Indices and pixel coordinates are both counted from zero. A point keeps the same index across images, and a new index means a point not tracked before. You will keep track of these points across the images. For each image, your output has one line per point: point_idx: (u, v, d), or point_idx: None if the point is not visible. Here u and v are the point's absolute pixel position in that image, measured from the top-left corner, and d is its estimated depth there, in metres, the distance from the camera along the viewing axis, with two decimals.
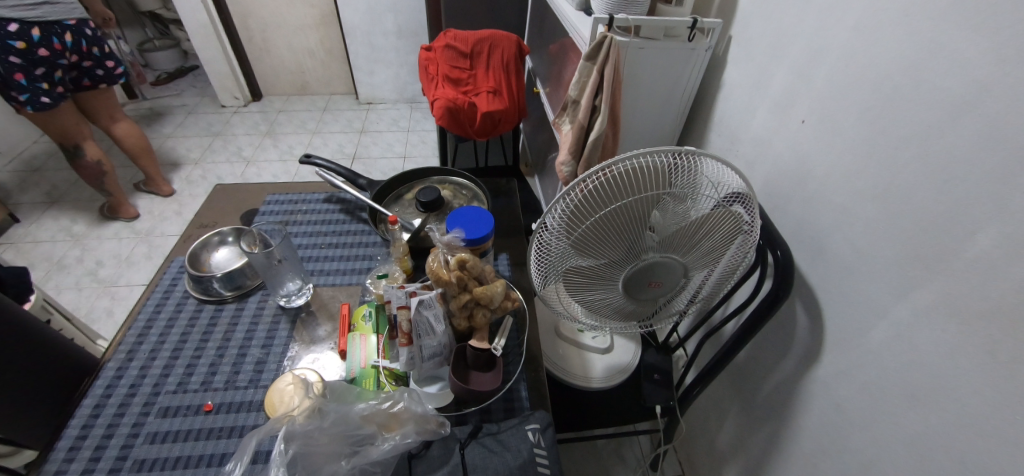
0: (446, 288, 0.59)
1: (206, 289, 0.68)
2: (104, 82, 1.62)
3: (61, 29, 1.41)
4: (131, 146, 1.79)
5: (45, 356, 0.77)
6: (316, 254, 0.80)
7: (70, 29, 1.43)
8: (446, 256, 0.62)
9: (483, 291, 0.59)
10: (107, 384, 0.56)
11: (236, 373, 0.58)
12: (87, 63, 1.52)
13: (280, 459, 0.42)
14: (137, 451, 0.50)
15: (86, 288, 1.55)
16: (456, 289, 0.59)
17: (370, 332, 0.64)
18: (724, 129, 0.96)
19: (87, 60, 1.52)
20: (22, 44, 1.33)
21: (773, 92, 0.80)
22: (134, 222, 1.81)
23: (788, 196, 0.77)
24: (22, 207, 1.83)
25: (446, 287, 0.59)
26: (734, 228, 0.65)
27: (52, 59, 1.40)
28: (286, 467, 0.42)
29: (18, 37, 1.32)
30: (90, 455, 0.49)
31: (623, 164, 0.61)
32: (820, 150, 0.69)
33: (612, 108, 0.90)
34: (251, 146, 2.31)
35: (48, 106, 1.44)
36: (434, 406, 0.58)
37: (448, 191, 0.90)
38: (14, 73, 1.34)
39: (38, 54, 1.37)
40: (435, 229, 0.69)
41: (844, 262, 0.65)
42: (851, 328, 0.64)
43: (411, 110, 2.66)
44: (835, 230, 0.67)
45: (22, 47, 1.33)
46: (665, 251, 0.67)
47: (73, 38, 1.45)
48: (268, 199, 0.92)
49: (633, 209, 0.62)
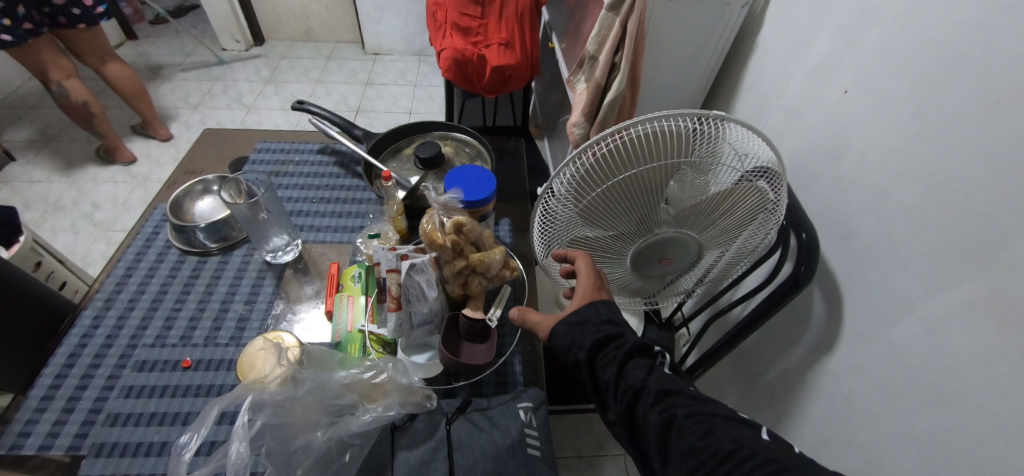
0: (440, 252, 0.56)
1: (189, 240, 0.67)
2: (83, 22, 1.49)
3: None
4: (125, 87, 1.71)
5: None
6: (307, 209, 0.76)
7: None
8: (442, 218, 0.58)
9: (479, 258, 0.56)
10: (83, 334, 0.56)
11: (216, 330, 0.58)
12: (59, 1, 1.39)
13: (242, 432, 0.41)
14: (111, 404, 0.50)
15: (83, 232, 1.53)
16: (450, 253, 0.56)
17: (358, 293, 0.62)
18: (753, 97, 0.88)
19: None
20: None
21: (813, 57, 0.72)
22: (132, 167, 1.76)
23: (818, 174, 0.71)
24: (18, 145, 1.79)
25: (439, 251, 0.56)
26: (758, 205, 0.58)
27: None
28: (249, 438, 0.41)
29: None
30: (62, 406, 0.51)
31: (639, 127, 0.55)
32: (859, 125, 0.62)
33: (632, 67, 0.83)
34: (252, 93, 2.22)
35: (7, 44, 1.32)
36: (422, 376, 0.56)
37: (450, 148, 0.84)
38: None
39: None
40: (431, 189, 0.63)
41: (874, 250, 0.60)
42: (872, 320, 0.59)
43: (420, 64, 2.53)
44: (867, 215, 0.61)
45: None
46: (679, 226, 0.62)
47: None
48: (259, 148, 0.87)
49: (647, 179, 0.57)
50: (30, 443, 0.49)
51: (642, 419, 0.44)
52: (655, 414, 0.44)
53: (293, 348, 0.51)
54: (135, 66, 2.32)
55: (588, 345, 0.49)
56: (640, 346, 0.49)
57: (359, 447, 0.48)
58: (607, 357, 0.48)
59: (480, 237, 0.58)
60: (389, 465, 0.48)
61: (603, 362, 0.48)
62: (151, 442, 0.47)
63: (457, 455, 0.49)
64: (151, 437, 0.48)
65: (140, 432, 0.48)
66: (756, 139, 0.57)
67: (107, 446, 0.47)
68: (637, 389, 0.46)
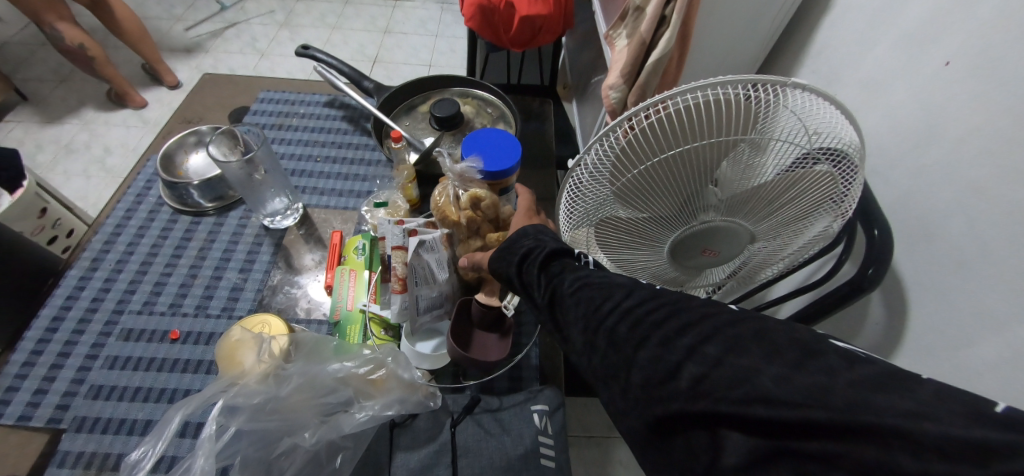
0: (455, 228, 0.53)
1: (182, 199, 0.63)
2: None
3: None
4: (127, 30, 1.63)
5: None
6: (311, 170, 0.71)
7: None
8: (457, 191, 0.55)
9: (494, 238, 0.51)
10: (67, 295, 0.55)
11: (209, 298, 0.56)
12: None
13: (210, 438, 0.39)
14: (94, 376, 0.49)
15: (95, 177, 1.51)
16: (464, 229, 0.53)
17: (361, 268, 0.57)
18: (824, 62, 0.75)
19: None
20: None
21: (909, 15, 0.59)
22: (143, 112, 1.72)
23: (896, 160, 0.60)
24: (31, 84, 1.76)
25: (454, 227, 0.54)
26: (826, 189, 0.49)
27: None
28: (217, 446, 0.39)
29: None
30: (44, 374, 0.51)
31: (689, 96, 0.46)
32: (958, 105, 0.51)
33: (683, 22, 0.71)
34: (266, 37, 2.11)
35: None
36: (428, 366, 0.50)
37: (469, 107, 0.75)
38: None
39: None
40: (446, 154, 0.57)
41: (958, 256, 0.50)
42: (943, 336, 0.51)
43: (442, 12, 2.35)
44: (953, 214, 0.52)
45: None
46: (728, 214, 0.53)
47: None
48: (262, 97, 0.80)
49: (695, 157, 0.48)
50: (11, 412, 0.49)
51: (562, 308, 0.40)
52: (568, 296, 0.40)
53: (277, 339, 0.46)
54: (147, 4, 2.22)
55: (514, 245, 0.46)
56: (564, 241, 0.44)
57: (352, 450, 0.46)
58: (527, 257, 0.45)
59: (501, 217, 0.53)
60: (386, 466, 0.46)
61: (529, 266, 0.44)
62: (134, 419, 0.47)
63: (462, 462, 0.47)
64: (135, 414, 0.47)
65: (124, 408, 0.47)
66: (832, 112, 0.46)
67: (87, 420, 0.46)
68: (555, 276, 0.42)
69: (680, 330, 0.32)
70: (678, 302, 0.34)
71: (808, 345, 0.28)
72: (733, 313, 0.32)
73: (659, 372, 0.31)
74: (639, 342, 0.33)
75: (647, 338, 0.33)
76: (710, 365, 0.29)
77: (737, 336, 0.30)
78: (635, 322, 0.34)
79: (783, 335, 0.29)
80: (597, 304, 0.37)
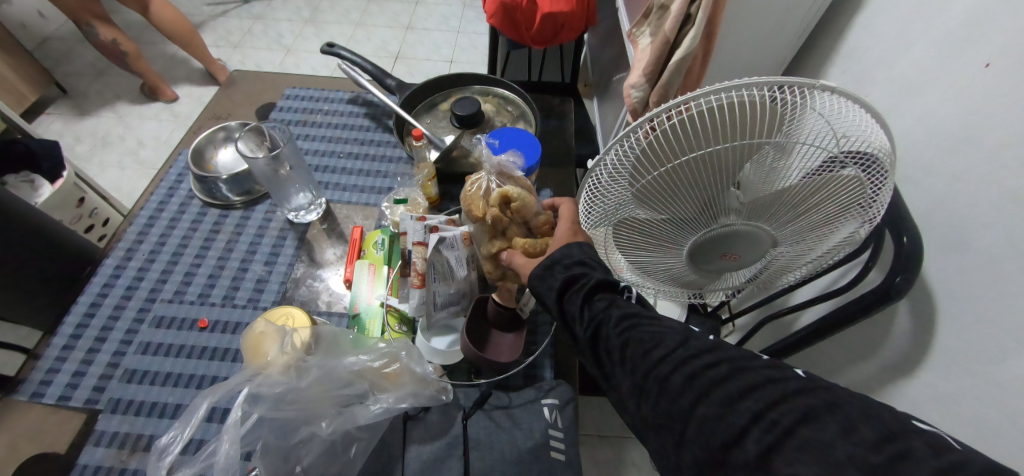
0: (480, 223, 0.52)
1: (212, 193, 0.65)
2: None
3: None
4: (172, 29, 1.66)
5: None
6: (334, 166, 0.73)
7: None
8: (490, 184, 0.53)
9: (521, 244, 0.50)
10: (104, 283, 0.58)
11: (235, 290, 0.58)
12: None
13: (238, 423, 0.40)
14: (129, 360, 0.52)
15: (129, 168, 1.58)
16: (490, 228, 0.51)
17: (380, 263, 0.58)
18: (857, 62, 0.72)
19: None
20: None
21: (951, 14, 0.56)
22: (173, 106, 1.78)
23: (932, 165, 0.58)
24: (70, 78, 1.83)
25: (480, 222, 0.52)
26: (854, 194, 0.47)
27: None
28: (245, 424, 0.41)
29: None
30: (83, 357, 0.53)
31: (710, 98, 0.46)
32: (1000, 109, 0.49)
33: (708, 20, 0.70)
34: (291, 33, 2.15)
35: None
36: (439, 361, 0.53)
37: (490, 105, 0.76)
38: None
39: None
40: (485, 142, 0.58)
41: (997, 267, 0.48)
42: (976, 350, 0.49)
43: (464, 8, 2.36)
44: (992, 222, 0.49)
45: None
46: (751, 217, 0.52)
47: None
48: (288, 94, 0.82)
49: (720, 160, 0.47)
50: (50, 393, 0.52)
51: (606, 343, 0.41)
52: (616, 336, 0.40)
53: (300, 333, 0.47)
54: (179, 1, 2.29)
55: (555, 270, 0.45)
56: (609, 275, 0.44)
57: (366, 441, 0.47)
58: (571, 284, 0.44)
59: (532, 219, 0.51)
60: (399, 459, 0.47)
61: (570, 294, 0.44)
62: (165, 402, 0.49)
63: (473, 454, 0.47)
64: (166, 398, 0.50)
65: (156, 393, 0.50)
66: (861, 113, 0.45)
67: (123, 402, 0.49)
68: (598, 310, 0.42)
69: (744, 396, 0.32)
70: (738, 359, 0.35)
71: (886, 424, 0.28)
72: (802, 380, 0.32)
73: (722, 435, 0.32)
74: (697, 397, 0.34)
75: (705, 394, 0.34)
76: (777, 433, 0.30)
77: (795, 396, 0.31)
78: (690, 376, 0.35)
79: (858, 411, 0.29)
80: (647, 350, 0.38)
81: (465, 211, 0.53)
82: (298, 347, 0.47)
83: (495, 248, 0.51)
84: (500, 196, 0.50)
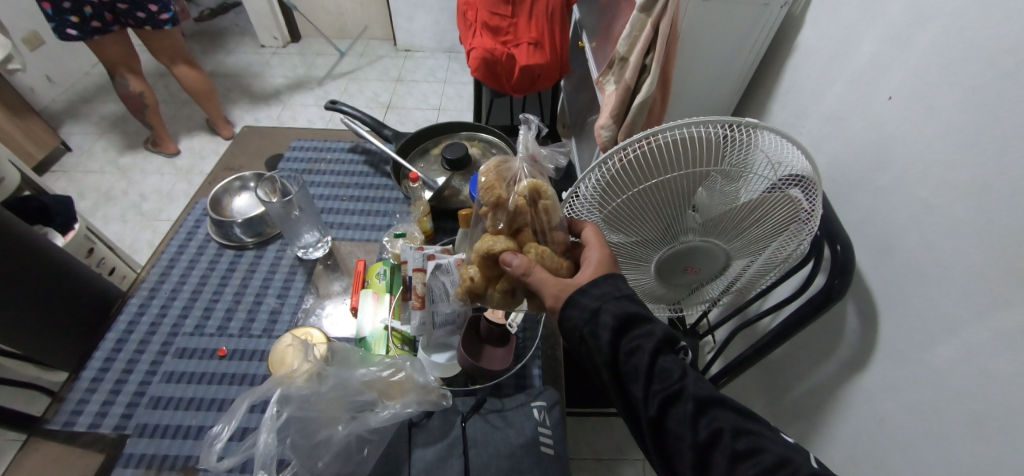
0: (501, 209, 0.51)
1: (228, 235, 0.75)
2: (150, 26, 1.51)
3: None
4: (193, 86, 1.78)
5: None
6: (337, 208, 0.81)
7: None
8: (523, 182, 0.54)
9: (538, 248, 0.50)
10: (130, 320, 0.65)
11: (251, 322, 0.65)
12: (121, 6, 1.42)
13: (272, 421, 0.45)
14: (155, 388, 0.58)
15: (131, 220, 1.65)
16: (511, 219, 0.51)
17: (383, 291, 0.66)
18: (791, 100, 0.84)
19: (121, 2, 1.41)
20: None
21: (857, 60, 0.68)
22: (175, 159, 1.87)
23: (857, 184, 0.67)
24: (75, 138, 1.92)
25: (501, 208, 0.51)
26: (789, 214, 0.55)
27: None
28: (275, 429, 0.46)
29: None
30: (109, 388, 0.59)
31: (668, 133, 0.54)
32: (904, 133, 0.58)
33: (662, 70, 0.81)
34: (288, 89, 2.30)
35: (72, 37, 1.43)
36: (439, 374, 0.60)
37: (476, 149, 0.85)
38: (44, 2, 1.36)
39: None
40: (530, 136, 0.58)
41: (918, 267, 0.56)
42: (911, 340, 0.56)
43: (450, 61, 2.55)
44: (909, 228, 0.57)
45: None
46: (705, 234, 0.61)
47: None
48: (294, 145, 0.92)
49: (675, 186, 0.56)
50: (82, 421, 0.56)
51: (670, 418, 0.43)
52: (701, 430, 0.41)
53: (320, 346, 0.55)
54: None
55: (611, 326, 0.46)
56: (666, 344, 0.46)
57: (377, 442, 0.52)
58: (628, 347, 0.46)
59: (550, 231, 0.52)
60: (405, 461, 0.52)
61: (625, 355, 0.46)
62: (190, 424, 0.55)
63: (472, 452, 0.52)
64: (190, 421, 0.56)
65: (181, 416, 0.56)
66: (793, 150, 0.53)
67: (151, 427, 0.55)
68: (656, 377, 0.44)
69: None
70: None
71: None
72: None
73: None
74: None
75: None
76: None
77: None
78: None
79: None
80: (745, 464, 0.38)
81: (489, 191, 0.51)
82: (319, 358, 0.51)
83: (508, 242, 0.49)
84: (535, 192, 0.51)
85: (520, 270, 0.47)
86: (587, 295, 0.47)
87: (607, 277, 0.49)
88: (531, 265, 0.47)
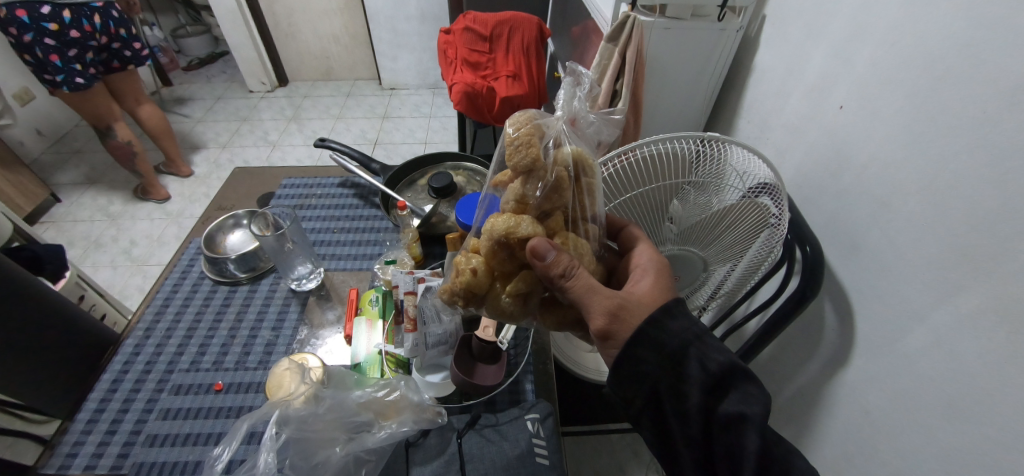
0: (537, 176, 0.49)
1: (221, 271, 0.80)
2: (133, 63, 1.74)
3: (89, 10, 1.53)
4: (152, 127, 1.89)
5: (62, 325, 0.82)
6: (328, 239, 0.88)
7: (98, 11, 1.55)
8: (568, 145, 0.52)
9: (574, 239, 0.49)
10: (125, 360, 0.68)
11: (246, 355, 0.69)
12: (115, 45, 1.64)
13: (271, 443, 0.48)
14: (150, 426, 0.61)
15: (121, 266, 1.65)
16: (548, 192, 0.49)
17: (376, 317, 0.70)
18: (753, 114, 0.89)
19: (116, 42, 1.64)
20: (55, 26, 1.45)
21: (809, 73, 0.73)
22: (166, 204, 1.91)
23: (820, 188, 0.71)
24: (64, 188, 1.94)
25: (536, 175, 0.49)
26: (758, 221, 0.57)
27: (83, 40, 1.52)
28: (276, 450, 0.49)
29: (50, 20, 1.44)
30: (106, 429, 0.61)
31: (645, 148, 0.59)
32: (857, 138, 0.63)
33: (633, 94, 0.85)
34: (277, 131, 2.35)
35: (82, 85, 1.55)
36: (436, 394, 0.62)
37: (461, 176, 0.89)
38: (51, 55, 1.47)
39: (69, 35, 1.48)
40: (581, 98, 0.57)
41: (881, 259, 0.59)
42: (884, 331, 0.58)
43: (433, 96, 2.65)
44: (870, 224, 0.61)
45: (55, 29, 1.45)
46: (683, 243, 0.65)
47: (101, 20, 1.56)
48: (286, 184, 1.00)
49: (651, 197, 0.63)
50: (77, 463, 0.58)
51: None
52: None
53: (317, 369, 0.58)
54: (169, 111, 2.49)
55: (700, 385, 0.45)
56: (769, 418, 0.44)
57: (375, 463, 0.54)
58: (725, 417, 0.44)
59: (581, 220, 0.53)
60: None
61: (720, 423, 0.45)
62: (185, 461, 0.58)
63: (468, 467, 0.54)
64: (186, 456, 0.58)
65: (176, 453, 0.58)
66: (761, 162, 0.56)
67: (147, 464, 0.57)
68: (762, 455, 0.43)
69: None
70: None
71: None
72: None
73: None
74: None
75: None
76: None
77: None
78: None
79: None
80: None
81: (525, 149, 0.48)
82: (315, 380, 0.54)
83: (535, 226, 0.46)
84: (579, 166, 0.51)
85: (560, 268, 0.45)
86: (667, 331, 0.47)
87: (659, 313, 0.47)
88: (574, 264, 0.46)
